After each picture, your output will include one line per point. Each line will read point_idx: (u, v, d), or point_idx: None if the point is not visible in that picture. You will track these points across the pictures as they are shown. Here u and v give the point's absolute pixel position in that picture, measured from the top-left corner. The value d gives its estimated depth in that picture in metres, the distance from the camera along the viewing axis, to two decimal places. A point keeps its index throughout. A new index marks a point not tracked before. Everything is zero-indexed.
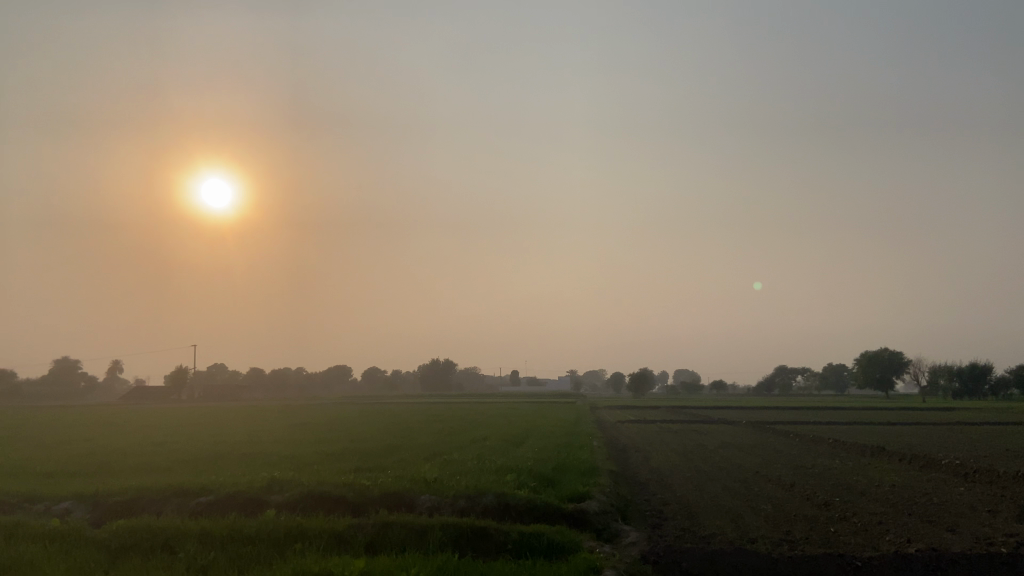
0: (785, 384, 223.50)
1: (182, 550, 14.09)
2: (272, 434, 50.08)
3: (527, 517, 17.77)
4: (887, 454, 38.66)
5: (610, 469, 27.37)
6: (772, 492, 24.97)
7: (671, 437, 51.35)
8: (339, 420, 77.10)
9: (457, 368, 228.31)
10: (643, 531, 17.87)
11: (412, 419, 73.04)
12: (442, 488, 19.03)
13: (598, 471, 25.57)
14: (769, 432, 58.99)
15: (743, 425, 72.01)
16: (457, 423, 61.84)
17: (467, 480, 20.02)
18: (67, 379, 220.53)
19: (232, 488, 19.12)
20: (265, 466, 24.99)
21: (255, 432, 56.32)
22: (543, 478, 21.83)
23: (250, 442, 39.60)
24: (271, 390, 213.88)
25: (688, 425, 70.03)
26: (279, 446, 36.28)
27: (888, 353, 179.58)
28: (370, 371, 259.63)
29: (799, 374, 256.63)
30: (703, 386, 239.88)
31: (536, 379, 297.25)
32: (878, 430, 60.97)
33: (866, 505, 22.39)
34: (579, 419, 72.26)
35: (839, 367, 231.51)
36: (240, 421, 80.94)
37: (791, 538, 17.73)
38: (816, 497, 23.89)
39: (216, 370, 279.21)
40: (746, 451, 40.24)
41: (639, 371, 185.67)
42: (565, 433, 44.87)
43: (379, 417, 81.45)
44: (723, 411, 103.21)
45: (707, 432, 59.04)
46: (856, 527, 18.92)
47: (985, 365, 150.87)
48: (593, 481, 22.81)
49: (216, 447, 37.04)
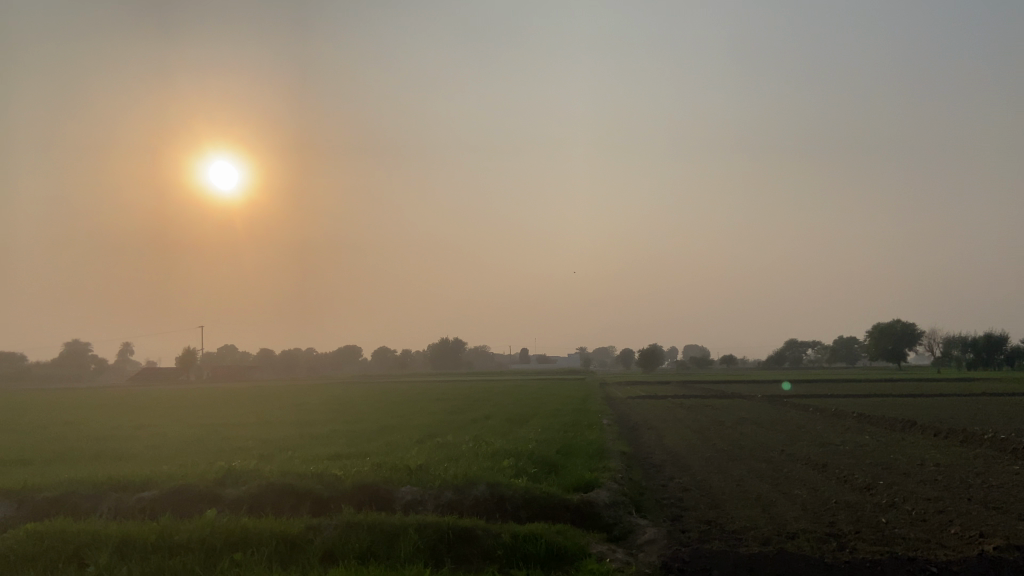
0: (796, 358, 220.58)
1: (95, 564, 11.55)
2: (266, 417, 47.69)
3: (524, 513, 15.02)
4: (921, 429, 35.77)
5: (621, 450, 24.67)
6: (805, 475, 22.17)
7: (685, 414, 48.66)
8: (344, 400, 74.96)
9: (466, 346, 226.62)
10: (662, 527, 15.09)
11: (416, 398, 70.62)
12: (425, 478, 16.24)
13: (608, 453, 22.84)
14: (787, 406, 55.96)
15: (757, 399, 69.11)
16: (462, 401, 59.30)
17: (456, 468, 17.25)
18: (77, 360, 219.63)
19: (179, 480, 16.51)
20: (236, 453, 22.50)
21: (251, 413, 54.10)
22: (544, 463, 19.08)
23: (238, 426, 37.22)
24: (279, 369, 212.79)
25: (701, 401, 67.55)
26: (265, 429, 33.74)
27: (900, 324, 176.27)
28: (379, 351, 258.76)
29: (810, 348, 253.66)
30: (713, 362, 237.34)
31: (545, 356, 295.40)
32: (899, 403, 58.38)
33: (916, 490, 19.56)
34: (588, 395, 69.67)
35: (850, 340, 228.94)
36: (243, 402, 78.95)
37: (839, 533, 14.96)
38: (856, 479, 21.12)
39: (225, 352, 278.86)
40: (766, 428, 37.57)
41: (648, 347, 183.55)
42: (573, 410, 42.30)
43: (386, 397, 79.01)
44: (736, 385, 100.60)
45: (722, 407, 56.13)
46: (914, 519, 16.17)
47: (1001, 334, 147.52)
48: (602, 464, 20.10)
49: (199, 431, 34.67)
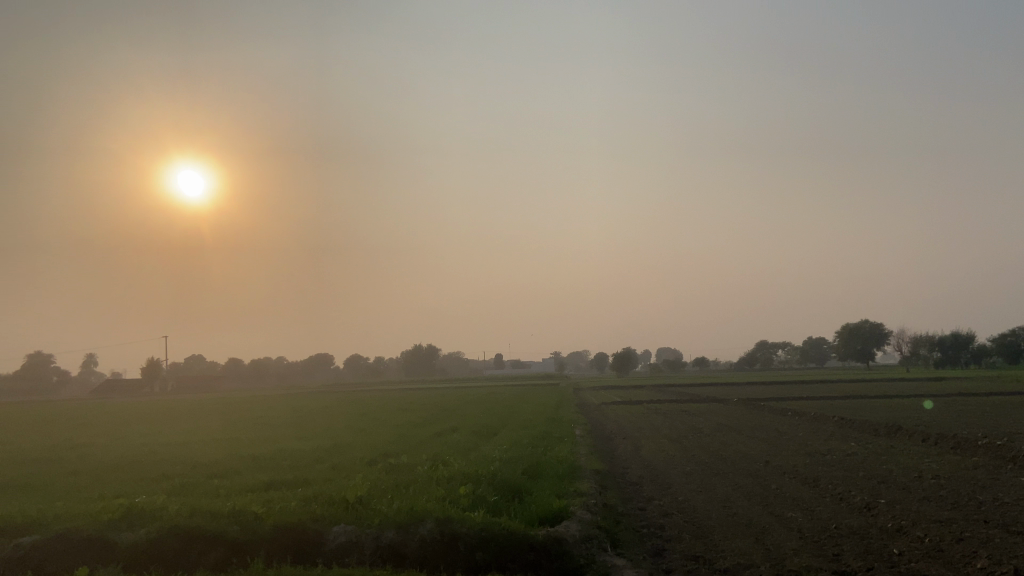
0: (767, 359, 220.86)
1: None
2: (219, 431, 44.95)
3: (479, 555, 12.63)
4: (908, 434, 33.92)
5: (595, 468, 22.34)
6: (797, 492, 20.01)
7: (661, 420, 46.62)
8: (311, 410, 72.22)
9: (438, 352, 224.09)
10: (643, 568, 12.74)
11: (383, 408, 67.92)
12: (364, 513, 13.79)
13: (580, 472, 20.50)
14: (764, 411, 54.10)
15: (732, 402, 67.25)
16: (429, 411, 56.86)
17: (401, 500, 14.76)
18: (38, 372, 213.21)
19: (69, 522, 13.92)
20: (159, 481, 19.89)
21: (205, 427, 51.22)
22: (506, 489, 16.68)
23: (182, 444, 34.45)
24: (248, 379, 208.48)
25: (676, 405, 65.76)
26: (209, 448, 31.10)
27: (869, 325, 176.41)
28: (350, 359, 255.46)
29: (780, 349, 254.50)
30: (686, 365, 237.07)
31: (519, 361, 293.64)
32: (878, 405, 56.82)
33: (925, 511, 17.49)
34: (560, 403, 67.46)
35: (819, 341, 230.00)
36: (204, 414, 75.67)
37: (848, 570, 12.75)
38: (854, 497, 18.97)
39: (193, 362, 273.79)
40: (747, 435, 35.58)
41: (621, 349, 182.33)
42: (543, 420, 40.13)
43: (354, 406, 76.26)
44: (710, 388, 99.52)
45: (698, 413, 54.17)
46: (930, 548, 14.02)
47: (968, 333, 147.89)
48: (573, 487, 17.79)
49: (138, 451, 31.93)
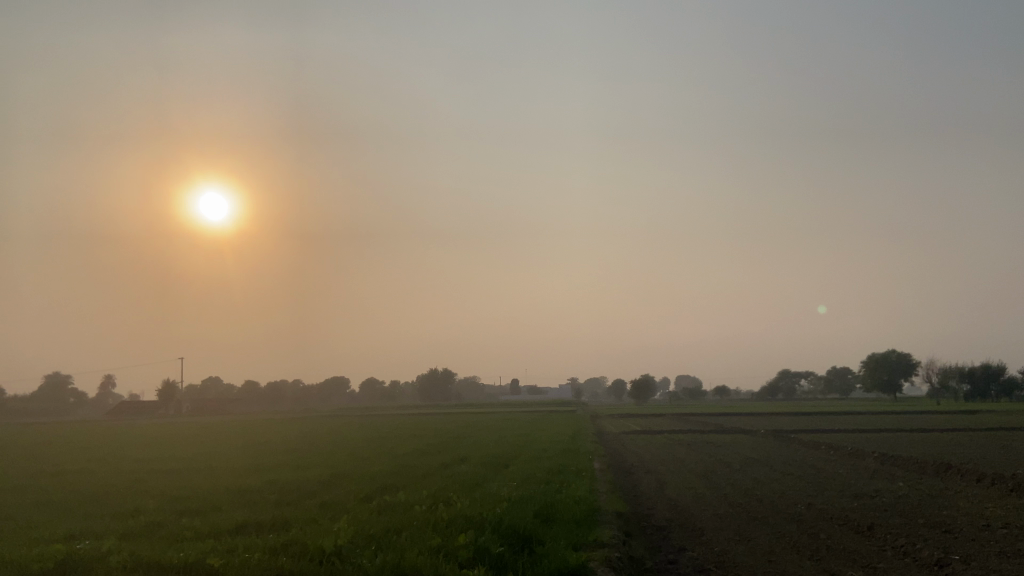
0: (790, 389, 216.38)
1: None
2: (220, 457, 42.85)
3: None
4: (959, 472, 31.08)
5: (617, 510, 19.86)
6: (851, 543, 17.46)
7: (684, 453, 44.03)
8: (323, 435, 70.14)
9: (456, 377, 221.61)
10: None
11: (396, 434, 65.78)
12: (340, 568, 11.44)
13: (600, 516, 18.07)
14: (794, 444, 51.02)
15: (759, 434, 63.97)
16: (440, 438, 54.42)
17: (389, 551, 12.42)
18: (57, 393, 213.05)
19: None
20: (123, 520, 17.64)
21: (209, 452, 49.32)
22: (514, 538, 14.30)
23: (174, 472, 32.35)
24: (264, 403, 206.78)
25: (699, 436, 62.72)
26: (198, 478, 28.94)
27: (894, 355, 171.70)
28: (368, 384, 253.72)
29: (803, 378, 249.47)
30: (707, 393, 232.62)
31: (536, 387, 290.00)
32: (917, 438, 53.53)
33: (1005, 569, 14.97)
34: (578, 431, 64.80)
35: (843, 370, 225.32)
36: (214, 437, 73.84)
37: None
38: (919, 552, 16.48)
39: (211, 384, 273.64)
40: (781, 472, 32.84)
41: (640, 377, 179.39)
42: (559, 451, 37.62)
43: (368, 431, 74.15)
44: (733, 417, 96.66)
45: (723, 445, 51.42)
46: None
47: (998, 365, 143.41)
48: (592, 536, 15.34)
49: (125, 480, 29.86)
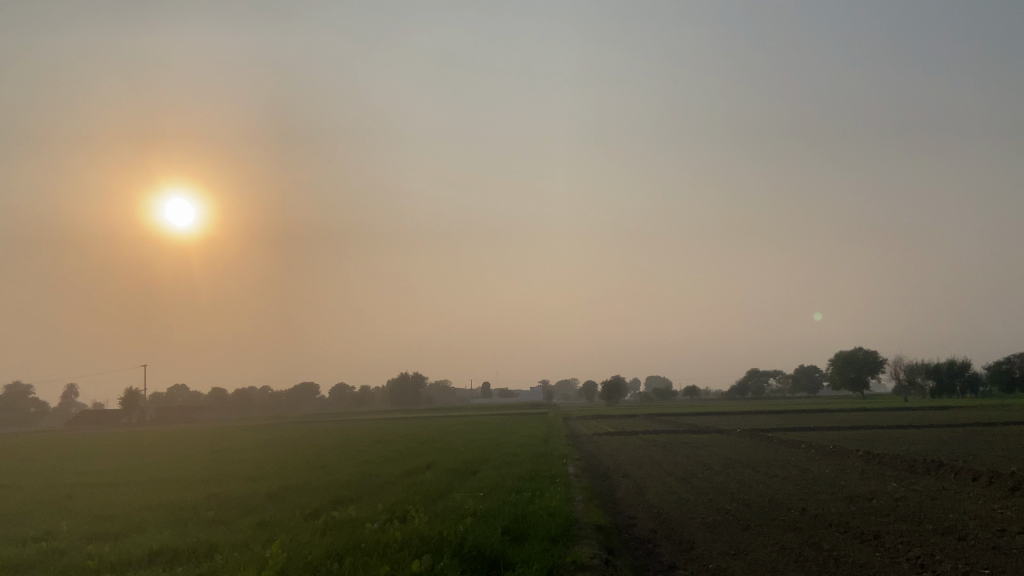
0: (760, 388, 216.25)
1: None
2: (171, 469, 40.06)
3: None
4: (954, 471, 29.38)
5: (597, 522, 17.71)
6: (860, 556, 15.49)
7: (662, 455, 42.10)
8: (286, 442, 67.05)
9: (425, 381, 218.10)
10: None
11: (362, 439, 63.12)
12: None
13: (578, 530, 15.97)
14: (773, 443, 49.33)
15: (736, 434, 62.16)
16: (407, 444, 51.87)
17: None
18: (16, 403, 205.54)
19: None
20: (23, 547, 15.13)
21: (160, 462, 46.38)
22: (478, 564, 12.07)
23: (113, 486, 29.61)
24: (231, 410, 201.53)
25: (674, 436, 60.91)
26: (132, 493, 26.31)
27: (862, 352, 172.30)
28: (337, 389, 248.99)
29: (773, 377, 250.22)
30: (677, 394, 231.82)
31: (507, 390, 287.32)
32: (897, 436, 52.21)
33: None
34: (552, 434, 62.32)
35: (811, 369, 225.95)
36: (172, 446, 70.32)
37: None
38: (939, 564, 14.54)
39: (177, 392, 267.13)
40: (767, 474, 30.94)
41: (611, 377, 177.87)
42: (531, 455, 35.40)
43: (335, 437, 71.17)
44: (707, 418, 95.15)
45: (700, 446, 49.58)
46: None
47: (964, 361, 144.18)
48: (570, 557, 13.15)
49: (53, 495, 27.13)
